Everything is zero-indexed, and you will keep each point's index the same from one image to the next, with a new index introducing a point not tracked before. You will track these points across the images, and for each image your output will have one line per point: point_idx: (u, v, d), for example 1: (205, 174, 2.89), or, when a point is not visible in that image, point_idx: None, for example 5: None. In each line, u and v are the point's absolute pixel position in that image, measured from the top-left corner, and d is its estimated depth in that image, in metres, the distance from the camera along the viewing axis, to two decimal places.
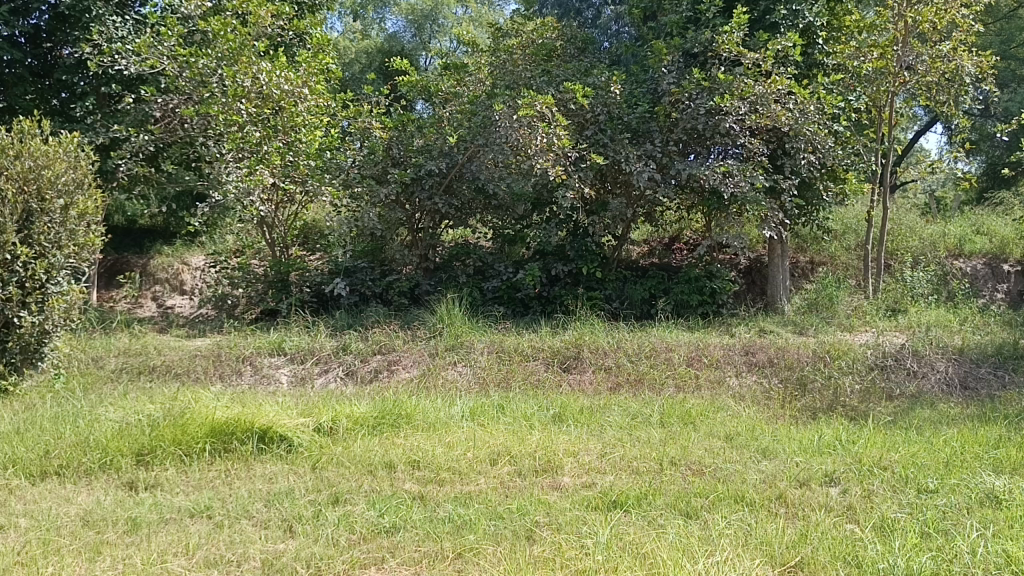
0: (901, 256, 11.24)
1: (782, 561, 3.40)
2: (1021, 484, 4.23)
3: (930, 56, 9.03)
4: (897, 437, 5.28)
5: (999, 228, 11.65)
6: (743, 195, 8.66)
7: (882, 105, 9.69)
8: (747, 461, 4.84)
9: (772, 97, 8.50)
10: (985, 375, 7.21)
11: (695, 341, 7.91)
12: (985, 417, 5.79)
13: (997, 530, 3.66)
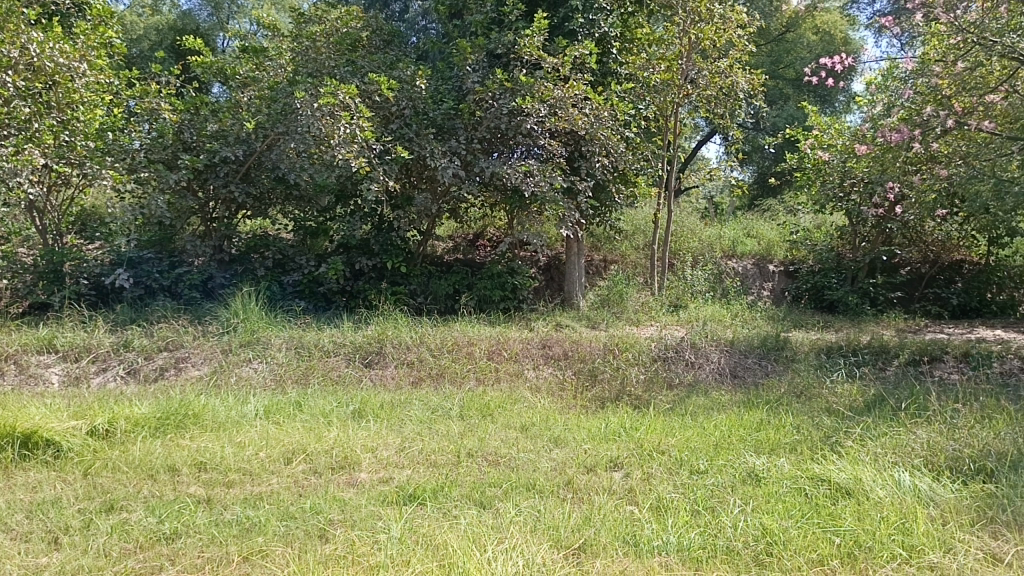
0: (684, 256, 12.12)
1: (566, 544, 3.56)
2: (777, 462, 4.70)
3: (710, 72, 9.74)
4: (674, 423, 5.69)
5: (766, 232, 12.93)
6: (543, 194, 9.00)
7: (669, 115, 10.37)
8: (540, 450, 5.02)
9: (570, 101, 8.87)
10: (752, 365, 7.93)
11: (495, 335, 8.10)
12: (750, 402, 6.38)
13: (755, 505, 4.04)
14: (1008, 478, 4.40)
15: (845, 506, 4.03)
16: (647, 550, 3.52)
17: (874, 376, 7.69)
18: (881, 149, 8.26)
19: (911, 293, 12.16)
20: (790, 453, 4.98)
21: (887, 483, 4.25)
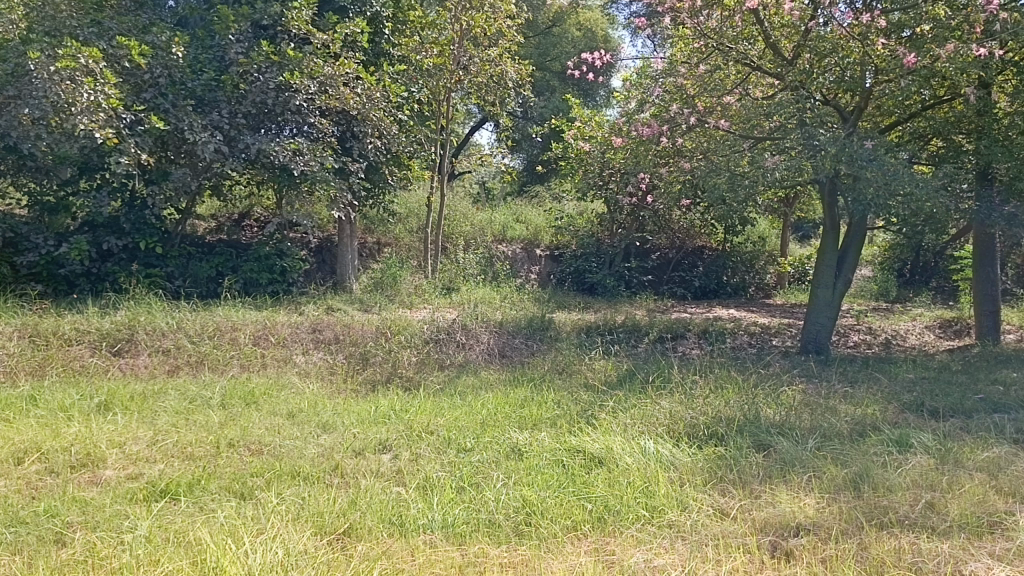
0: (456, 239, 12.30)
1: (331, 529, 3.52)
2: (538, 437, 4.92)
3: (480, 60, 10.05)
4: (443, 403, 5.79)
5: (533, 218, 13.33)
6: (313, 174, 8.76)
7: (441, 99, 10.46)
8: (306, 436, 4.90)
9: (340, 79, 8.83)
10: (519, 345, 8.23)
11: (262, 320, 7.79)
12: (516, 381, 6.63)
13: (517, 479, 4.22)
14: (735, 440, 4.94)
15: (598, 474, 4.31)
16: (412, 529, 3.57)
17: (628, 353, 8.29)
18: (635, 142, 8.91)
19: (661, 277, 13.24)
20: (551, 428, 5.24)
21: (635, 450, 4.60)
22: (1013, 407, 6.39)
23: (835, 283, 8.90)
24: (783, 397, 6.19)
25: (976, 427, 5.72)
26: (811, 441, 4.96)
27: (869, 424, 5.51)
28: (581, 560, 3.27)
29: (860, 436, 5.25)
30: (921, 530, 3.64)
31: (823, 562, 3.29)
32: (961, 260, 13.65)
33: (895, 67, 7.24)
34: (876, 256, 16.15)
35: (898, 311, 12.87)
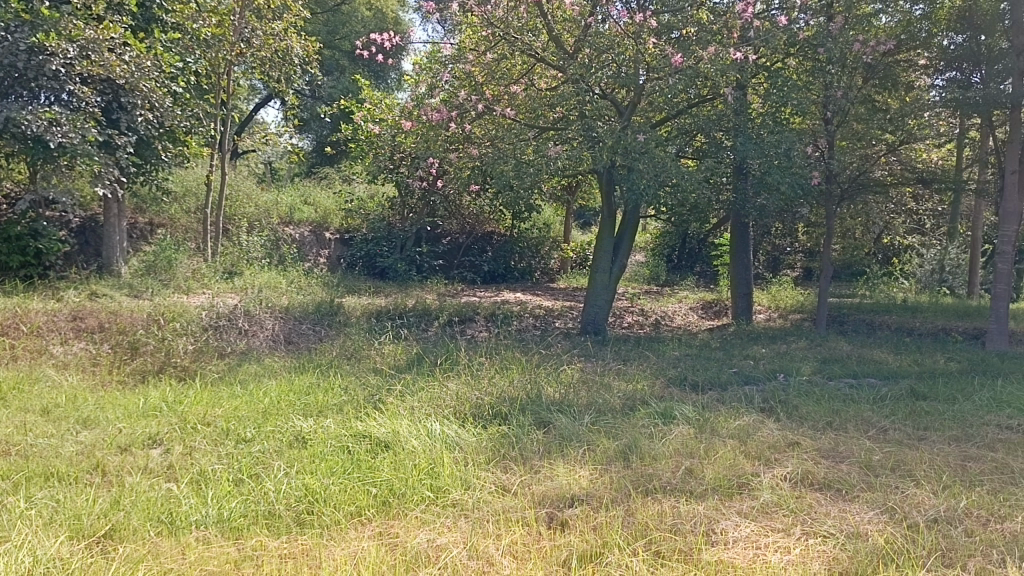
0: (239, 221, 11.67)
1: (90, 533, 3.25)
2: (323, 424, 4.82)
3: (264, 33, 9.65)
4: (222, 393, 5.51)
5: (322, 200, 12.99)
6: (73, 146, 7.89)
7: (221, 72, 9.84)
8: (63, 434, 4.48)
9: (104, 45, 8.14)
10: (305, 331, 8.00)
11: (11, 307, 7.01)
12: (302, 367, 6.45)
13: (299, 467, 4.10)
14: (518, 419, 5.12)
15: (383, 458, 4.30)
16: (182, 526, 3.38)
17: (418, 336, 8.33)
18: (425, 126, 8.81)
19: (451, 261, 13.42)
20: (336, 414, 5.15)
21: (421, 433, 4.63)
22: (761, 379, 7.15)
23: (611, 268, 9.47)
24: (563, 375, 6.50)
25: (730, 397, 6.33)
26: (587, 417, 5.25)
27: (639, 398, 5.92)
28: (362, 545, 3.24)
29: (631, 409, 5.63)
30: (681, 494, 3.96)
31: (595, 530, 3.48)
32: (721, 247, 14.98)
33: (665, 66, 7.74)
34: (649, 242, 17.35)
35: (668, 294, 13.93)
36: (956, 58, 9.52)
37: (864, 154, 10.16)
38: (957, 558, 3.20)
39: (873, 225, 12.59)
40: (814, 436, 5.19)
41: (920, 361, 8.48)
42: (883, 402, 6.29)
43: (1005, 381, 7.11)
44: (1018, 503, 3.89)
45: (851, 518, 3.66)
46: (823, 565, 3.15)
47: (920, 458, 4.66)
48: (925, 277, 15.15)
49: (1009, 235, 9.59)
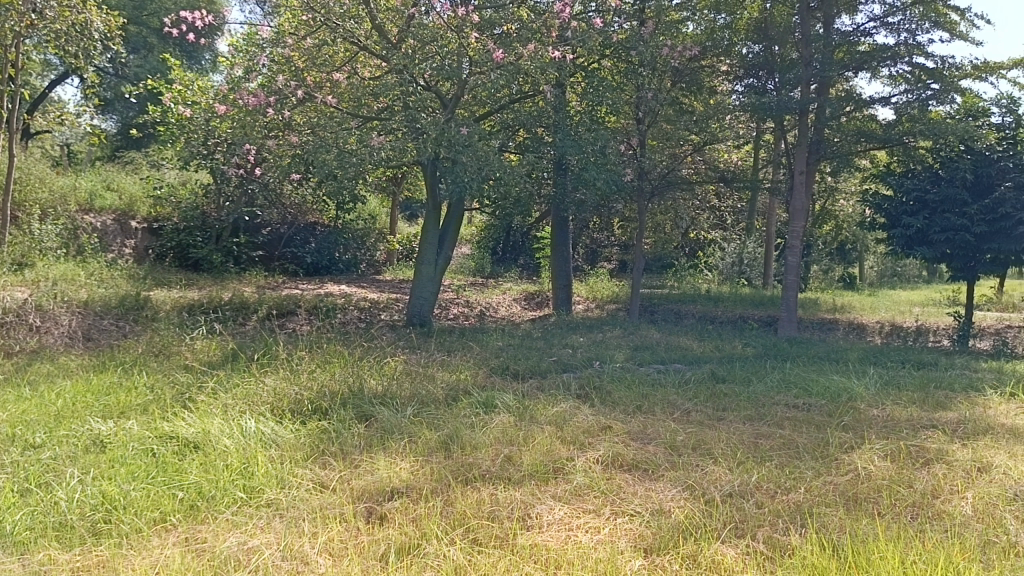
0: (29, 208, 10.37)
1: None
2: (125, 425, 4.50)
3: (58, 4, 8.87)
4: (7, 395, 5.02)
5: (127, 186, 12.13)
6: None
7: (8, 44, 8.97)
8: None
9: None
10: (107, 327, 7.45)
11: None
12: (102, 365, 6.00)
13: (97, 473, 3.81)
14: (338, 413, 5.04)
15: (192, 459, 4.08)
16: None
17: (234, 330, 7.98)
18: (241, 111, 8.44)
19: (272, 252, 12.97)
20: (140, 415, 4.83)
21: (234, 432, 4.43)
22: (578, 367, 7.45)
23: (437, 260, 9.52)
24: (385, 367, 6.45)
25: (548, 385, 6.55)
26: (409, 408, 5.25)
27: (460, 388, 5.98)
28: (167, 552, 3.07)
29: (454, 400, 5.69)
30: (499, 481, 4.05)
31: (413, 522, 3.48)
32: (543, 240, 15.40)
33: (487, 60, 7.90)
34: (475, 234, 17.57)
35: (492, 285, 14.17)
36: (753, 65, 10.28)
37: (674, 152, 10.98)
38: (747, 528, 3.47)
39: (681, 219, 13.41)
40: (625, 420, 5.48)
41: (721, 347, 9.15)
42: (687, 386, 6.74)
43: (792, 364, 7.81)
44: (799, 474, 4.29)
45: (655, 496, 3.89)
46: (629, 542, 3.32)
47: (718, 437, 5.03)
48: (726, 269, 16.01)
49: (797, 230, 10.54)
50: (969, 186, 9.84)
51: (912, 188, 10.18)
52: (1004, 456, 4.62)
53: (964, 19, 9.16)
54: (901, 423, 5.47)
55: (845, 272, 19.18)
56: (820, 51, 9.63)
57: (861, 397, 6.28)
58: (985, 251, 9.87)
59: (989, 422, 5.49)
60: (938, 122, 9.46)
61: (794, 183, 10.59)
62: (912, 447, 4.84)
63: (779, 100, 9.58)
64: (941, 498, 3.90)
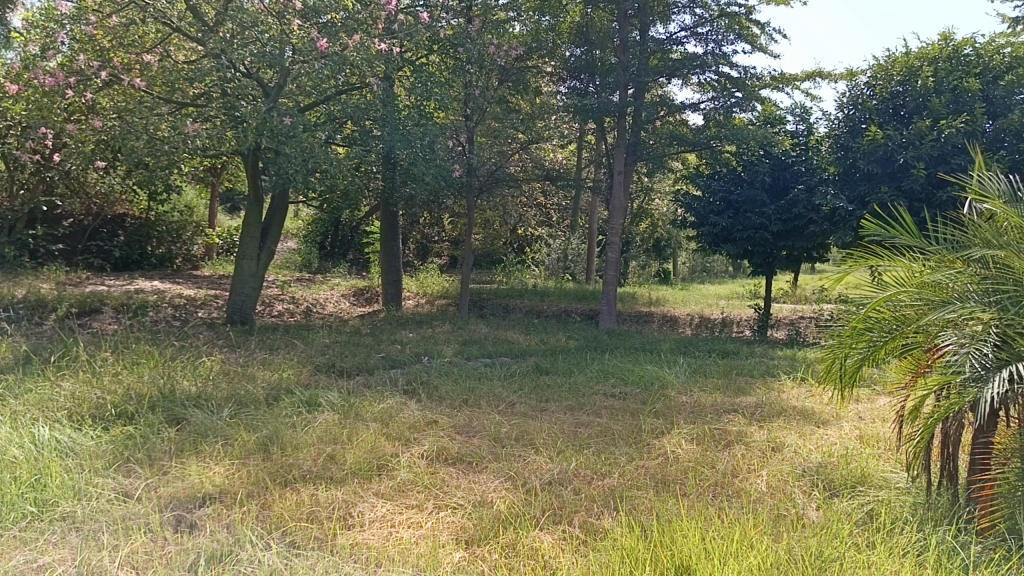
0: None
1: None
2: None
3: None
4: None
5: None
6: None
7: None
8: None
9: None
10: None
11: None
12: None
13: None
14: (145, 417, 4.73)
15: None
16: None
17: (28, 330, 7.31)
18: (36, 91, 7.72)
19: (74, 246, 12.01)
20: None
21: (24, 441, 4.06)
22: (405, 362, 7.43)
23: (259, 255, 9.17)
24: (200, 367, 6.12)
25: (375, 381, 6.48)
26: (226, 410, 5.02)
27: (282, 387, 5.78)
28: None
29: (274, 400, 5.49)
30: (320, 481, 3.95)
31: (226, 527, 3.33)
32: (372, 235, 15.20)
33: (310, 50, 7.66)
34: (301, 229, 17.07)
35: (319, 281, 13.83)
36: (576, 68, 10.65)
37: (500, 150, 11.19)
38: (564, 514, 3.58)
39: (510, 216, 13.67)
40: (450, 414, 5.53)
41: (546, 340, 9.41)
42: (512, 378, 6.89)
43: (611, 355, 8.17)
44: (614, 460, 4.49)
45: (478, 488, 3.94)
46: (450, 534, 3.34)
47: (540, 428, 5.17)
48: (552, 265, 16.54)
49: (617, 228, 11.03)
50: (768, 188, 10.68)
51: (719, 189, 10.92)
52: (794, 435, 5.06)
53: (764, 33, 9.90)
54: (706, 408, 5.86)
55: (661, 268, 20.29)
56: (636, 57, 10.12)
57: (672, 385, 6.67)
58: (781, 248, 10.75)
59: (782, 405, 5.99)
60: (741, 127, 10.18)
61: (614, 183, 11.07)
62: (716, 430, 5.19)
63: (599, 102, 9.97)
64: (739, 476, 4.21)
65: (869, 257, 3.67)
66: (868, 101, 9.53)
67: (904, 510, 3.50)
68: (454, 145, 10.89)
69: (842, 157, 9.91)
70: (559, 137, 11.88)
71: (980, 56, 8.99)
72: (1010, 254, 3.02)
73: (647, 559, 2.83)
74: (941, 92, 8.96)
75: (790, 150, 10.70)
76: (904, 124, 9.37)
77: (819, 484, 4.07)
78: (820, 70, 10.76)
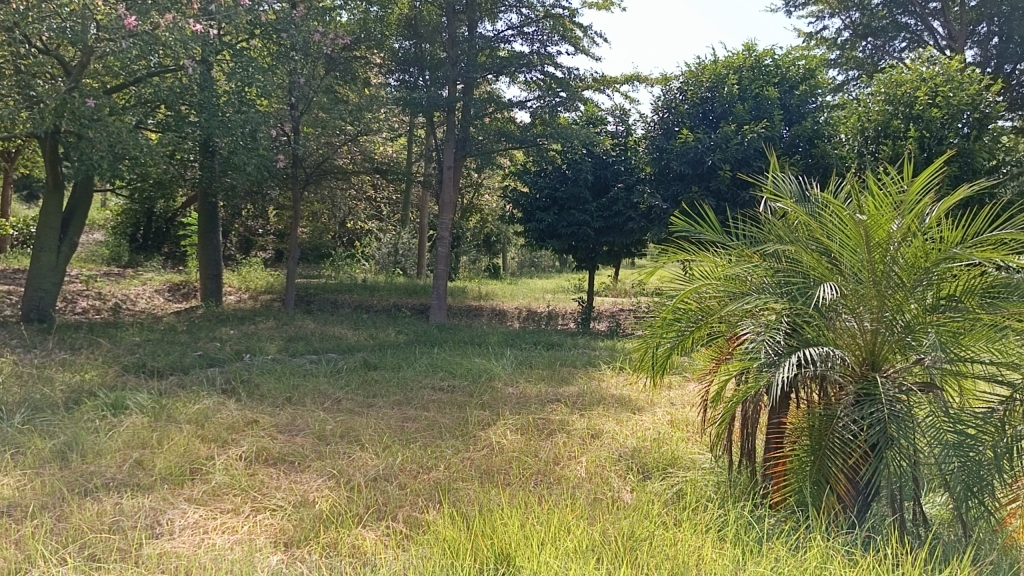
0: None
1: None
2: None
3: None
4: None
5: None
6: None
7: None
8: None
9: None
10: None
11: None
12: None
13: None
14: None
15: None
16: None
17: None
18: None
19: None
20: None
21: None
22: (225, 360, 7.10)
23: (59, 247, 8.46)
24: None
25: (190, 381, 6.15)
26: (18, 416, 4.59)
27: (84, 390, 5.35)
28: None
29: (75, 404, 5.08)
30: (125, 489, 3.70)
31: (14, 544, 3.04)
32: (189, 226, 14.38)
33: (118, 27, 7.11)
34: (109, 219, 15.89)
35: (130, 275, 12.94)
36: (405, 61, 10.50)
37: (329, 142, 11.01)
38: (388, 510, 3.54)
39: (338, 209, 13.38)
40: (272, 413, 5.34)
41: (374, 335, 9.30)
42: (338, 374, 6.75)
43: (440, 349, 8.20)
44: (440, 453, 4.50)
45: (299, 488, 3.82)
46: (268, 537, 3.22)
47: (365, 424, 5.10)
48: (383, 259, 16.46)
49: (446, 222, 11.07)
50: (590, 185, 11.10)
51: (545, 186, 11.21)
52: (611, 422, 5.29)
53: (587, 36, 10.25)
54: (531, 399, 6.00)
55: (490, 262, 20.58)
56: (464, 53, 10.19)
57: (499, 377, 6.78)
58: (603, 244, 11.21)
59: (601, 393, 6.26)
60: (566, 127, 10.48)
61: (443, 177, 11.09)
62: (539, 419, 5.33)
63: (428, 96, 9.94)
64: (561, 464, 4.35)
65: (678, 251, 3.88)
66: (681, 105, 10.11)
67: (709, 489, 3.74)
68: (278, 134, 10.52)
69: (658, 158, 10.45)
70: (388, 130, 11.75)
71: (778, 67, 9.75)
72: (799, 249, 3.29)
73: (468, 549, 2.86)
74: (745, 99, 9.65)
75: (611, 149, 11.15)
76: (712, 128, 10.01)
77: (634, 467, 4.28)
78: (638, 74, 11.30)
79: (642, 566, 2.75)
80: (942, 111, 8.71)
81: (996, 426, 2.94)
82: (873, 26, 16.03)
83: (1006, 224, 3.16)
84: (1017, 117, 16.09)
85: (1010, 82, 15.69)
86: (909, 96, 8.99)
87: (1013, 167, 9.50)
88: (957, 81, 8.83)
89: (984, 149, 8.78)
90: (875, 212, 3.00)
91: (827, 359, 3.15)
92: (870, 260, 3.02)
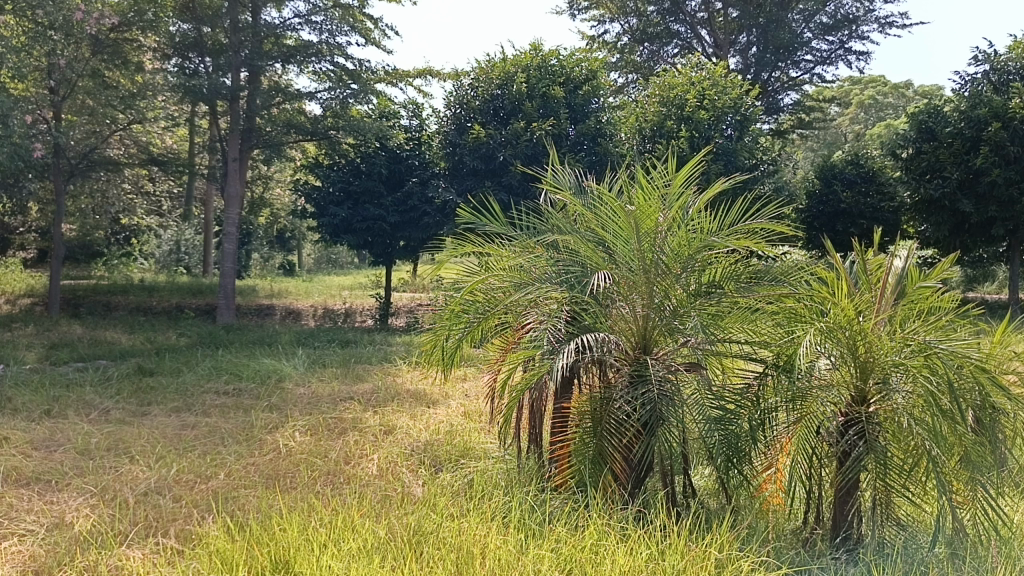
0: None
1: None
2: None
3: None
4: None
5: None
6: None
7: None
8: None
9: None
10: None
11: None
12: None
13: None
14: None
15: None
16: None
17: None
18: None
19: None
20: None
21: None
22: None
23: None
24: None
25: None
26: None
27: None
28: None
29: None
30: None
31: None
32: None
33: None
34: None
35: None
36: (182, 45, 9.83)
37: (96, 130, 10.28)
38: (158, 526, 3.27)
39: (111, 204, 12.37)
40: (26, 429, 4.79)
41: (151, 339, 8.65)
42: (107, 382, 6.20)
43: (225, 351, 7.78)
44: (221, 460, 4.24)
45: (53, 509, 3.45)
46: (13, 567, 2.87)
47: (137, 434, 4.72)
48: (162, 257, 15.99)
49: (231, 217, 10.51)
50: (384, 180, 11.03)
51: (337, 179, 10.92)
52: (405, 417, 5.23)
53: (378, 28, 10.14)
54: (322, 398, 5.83)
55: (282, 260, 19.92)
56: (248, 40, 9.63)
57: (289, 377, 6.53)
58: (399, 238, 11.14)
59: (396, 388, 6.22)
60: (358, 119, 10.16)
61: (228, 170, 10.54)
62: (330, 418, 5.19)
63: (209, 84, 9.37)
64: (351, 463, 4.24)
65: (465, 245, 3.81)
66: (472, 101, 10.21)
67: (498, 477, 3.78)
68: (37, 119, 9.61)
69: (450, 153, 10.58)
70: (165, 118, 10.99)
71: (563, 67, 10.05)
72: (577, 241, 3.38)
73: (243, 559, 2.70)
74: (533, 97, 9.90)
75: (404, 143, 11.09)
76: (502, 124, 10.21)
77: (426, 460, 4.26)
78: (430, 69, 11.33)
79: (426, 560, 2.71)
80: (709, 113, 9.66)
81: (751, 400, 3.18)
82: (649, 33, 17.08)
83: (758, 214, 3.41)
84: (772, 121, 17.76)
85: (766, 88, 17.31)
86: (680, 98, 9.87)
87: (769, 167, 10.45)
88: (720, 86, 9.96)
89: (744, 149, 9.73)
90: (643, 202, 3.14)
91: (603, 344, 3.22)
92: (640, 249, 3.15)
